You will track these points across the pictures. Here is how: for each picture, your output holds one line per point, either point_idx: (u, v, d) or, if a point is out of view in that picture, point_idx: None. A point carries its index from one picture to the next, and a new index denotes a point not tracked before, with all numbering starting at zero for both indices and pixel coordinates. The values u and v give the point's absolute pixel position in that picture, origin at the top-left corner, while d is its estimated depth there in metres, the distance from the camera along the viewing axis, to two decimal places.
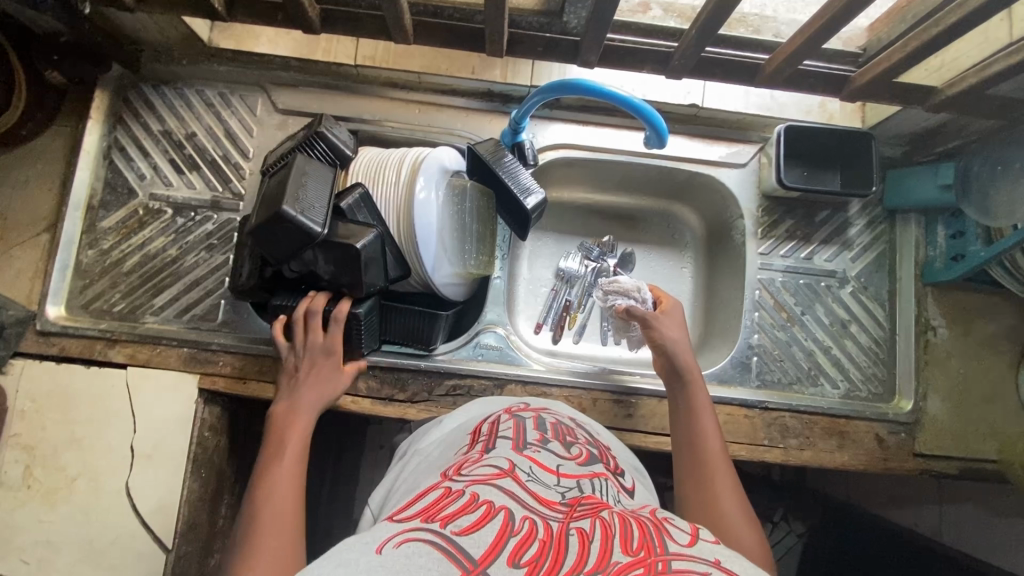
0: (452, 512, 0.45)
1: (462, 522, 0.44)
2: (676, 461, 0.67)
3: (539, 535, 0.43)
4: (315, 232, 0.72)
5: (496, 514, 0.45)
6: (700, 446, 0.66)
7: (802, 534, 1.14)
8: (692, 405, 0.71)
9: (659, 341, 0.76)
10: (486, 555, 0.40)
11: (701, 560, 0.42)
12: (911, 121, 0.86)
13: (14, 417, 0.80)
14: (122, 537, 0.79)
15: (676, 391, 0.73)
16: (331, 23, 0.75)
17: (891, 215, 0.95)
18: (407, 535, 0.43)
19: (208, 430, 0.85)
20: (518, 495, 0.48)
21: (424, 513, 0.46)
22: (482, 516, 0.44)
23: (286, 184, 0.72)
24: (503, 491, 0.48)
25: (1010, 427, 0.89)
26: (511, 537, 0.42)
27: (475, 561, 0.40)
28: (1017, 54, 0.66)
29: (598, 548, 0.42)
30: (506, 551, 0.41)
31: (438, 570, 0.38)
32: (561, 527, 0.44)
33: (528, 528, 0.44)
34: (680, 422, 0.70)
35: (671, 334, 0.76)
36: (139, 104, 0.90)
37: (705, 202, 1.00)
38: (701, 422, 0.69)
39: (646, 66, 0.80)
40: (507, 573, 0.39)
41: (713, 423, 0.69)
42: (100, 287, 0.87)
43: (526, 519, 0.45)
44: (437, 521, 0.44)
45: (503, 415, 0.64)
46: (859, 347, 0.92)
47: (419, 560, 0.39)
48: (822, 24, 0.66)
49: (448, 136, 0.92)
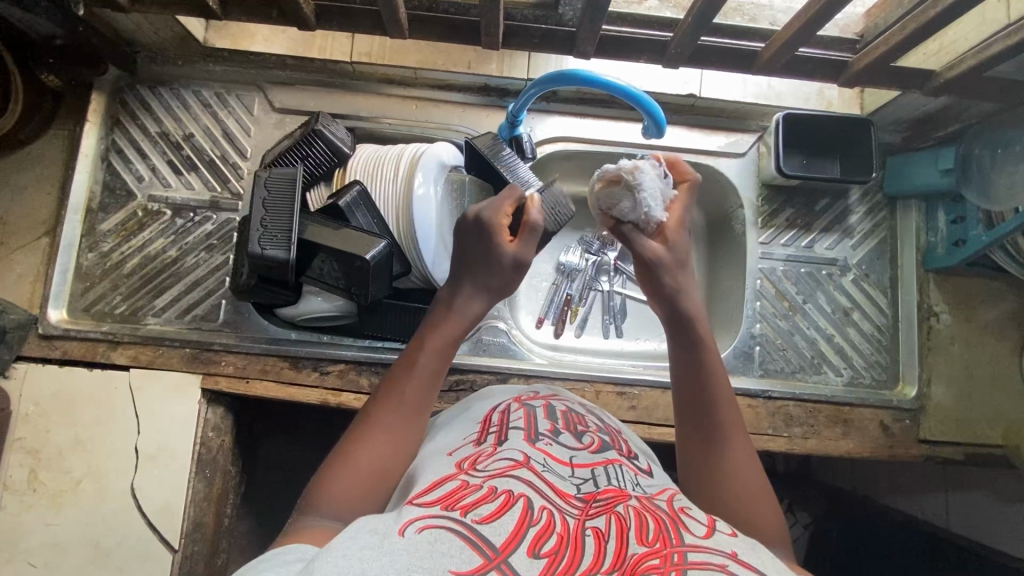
0: (471, 501, 0.45)
1: (482, 511, 0.44)
2: (681, 433, 0.60)
3: (558, 528, 0.43)
4: (285, 259, 0.75)
5: (515, 503, 0.45)
6: (712, 421, 0.58)
7: (808, 524, 1.15)
8: (705, 364, 0.60)
9: (673, 293, 0.62)
10: (507, 543, 0.41)
11: (717, 552, 0.42)
12: (912, 106, 0.85)
13: (18, 420, 0.80)
14: (129, 539, 0.79)
15: (685, 355, 0.61)
16: (326, 19, 0.75)
17: (892, 203, 0.95)
18: (427, 521, 0.42)
19: (212, 430, 0.85)
20: (536, 485, 0.48)
21: (444, 499, 0.46)
22: (501, 505, 0.45)
23: (251, 223, 0.77)
24: (521, 481, 0.48)
25: (1015, 412, 0.88)
26: (531, 527, 0.43)
27: (497, 549, 0.40)
28: (1015, 35, 0.66)
29: (615, 545, 0.41)
30: (526, 541, 0.41)
31: (461, 557, 0.39)
32: (578, 525, 0.44)
33: (547, 519, 0.44)
34: (684, 388, 0.60)
35: (682, 276, 0.64)
36: (135, 106, 0.90)
37: (705, 192, 0.99)
38: (712, 388, 0.59)
39: (643, 56, 0.80)
40: (528, 563, 0.39)
41: (729, 388, 0.60)
42: (101, 289, 0.87)
43: (544, 510, 0.45)
44: (458, 509, 0.44)
45: (514, 405, 0.64)
46: (861, 334, 0.92)
47: (441, 547, 0.39)
48: (816, 10, 0.66)
49: (446, 131, 0.92)
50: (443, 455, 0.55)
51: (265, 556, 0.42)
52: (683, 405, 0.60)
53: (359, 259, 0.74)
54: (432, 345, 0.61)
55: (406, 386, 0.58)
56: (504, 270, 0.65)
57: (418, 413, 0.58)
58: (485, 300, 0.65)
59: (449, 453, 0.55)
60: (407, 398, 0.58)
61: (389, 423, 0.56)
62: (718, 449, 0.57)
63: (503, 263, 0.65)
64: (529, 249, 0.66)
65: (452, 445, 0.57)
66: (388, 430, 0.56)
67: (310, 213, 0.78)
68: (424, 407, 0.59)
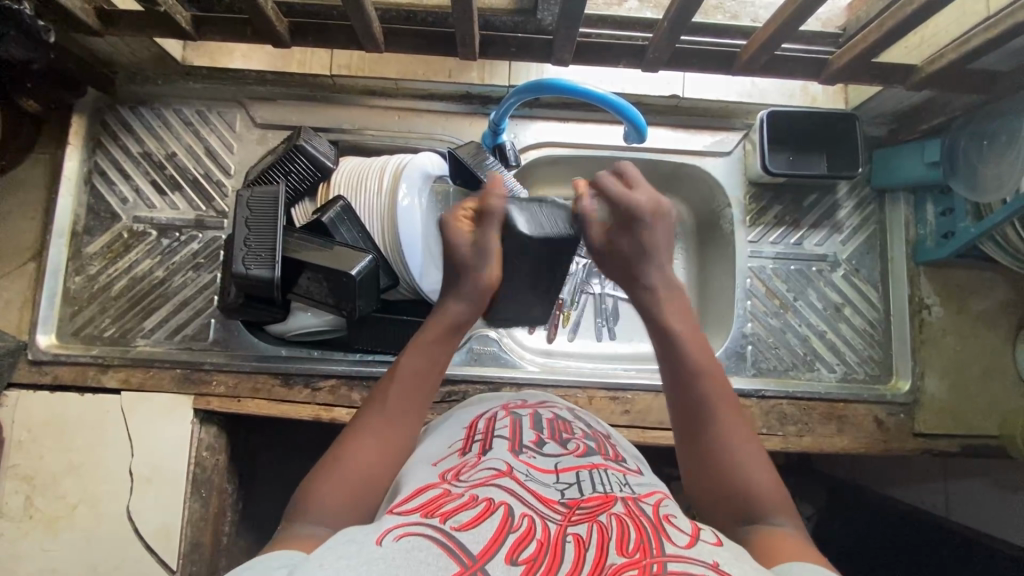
0: (451, 509, 0.45)
1: (462, 518, 0.44)
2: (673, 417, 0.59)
3: (538, 535, 0.43)
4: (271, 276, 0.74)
5: (496, 510, 0.45)
6: (702, 401, 0.58)
7: (811, 516, 1.11)
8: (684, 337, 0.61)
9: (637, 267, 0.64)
10: (485, 551, 0.41)
11: (698, 561, 0.42)
12: (895, 100, 0.85)
13: (11, 447, 0.80)
14: (126, 561, 0.79)
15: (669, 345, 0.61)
16: (302, 36, 0.74)
17: (880, 196, 0.94)
18: (406, 529, 0.43)
19: (206, 449, 0.85)
20: (519, 493, 0.48)
21: (425, 507, 0.46)
22: (482, 511, 0.45)
23: (234, 243, 0.76)
24: (503, 490, 0.48)
25: (1009, 402, 0.88)
26: (510, 535, 0.43)
27: (474, 557, 0.40)
28: (997, 27, 0.65)
29: (594, 553, 0.41)
30: (505, 548, 0.41)
31: (437, 565, 0.39)
32: (558, 532, 0.44)
33: (527, 526, 0.44)
34: (665, 362, 0.61)
35: (650, 247, 0.64)
36: (117, 127, 0.90)
37: (693, 191, 0.98)
38: (691, 355, 0.60)
39: (622, 60, 0.79)
40: (505, 569, 0.39)
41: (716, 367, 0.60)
42: (89, 313, 0.87)
43: (525, 517, 0.45)
44: (437, 516, 0.44)
45: (501, 412, 0.64)
46: (853, 330, 0.92)
47: (419, 555, 0.39)
48: (793, 10, 0.65)
49: (430, 141, 0.92)
50: (428, 464, 0.55)
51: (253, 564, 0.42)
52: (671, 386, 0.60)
53: (345, 275, 0.74)
54: (420, 355, 0.61)
55: (391, 393, 0.59)
56: (464, 260, 0.63)
57: (405, 424, 0.58)
58: (464, 304, 0.64)
59: (435, 462, 0.55)
60: (395, 411, 0.58)
61: (378, 427, 0.57)
62: (711, 421, 0.57)
63: (466, 286, 0.64)
64: (485, 235, 0.63)
65: (437, 453, 0.57)
66: (374, 440, 0.56)
67: (293, 230, 0.78)
68: (409, 420, 0.58)
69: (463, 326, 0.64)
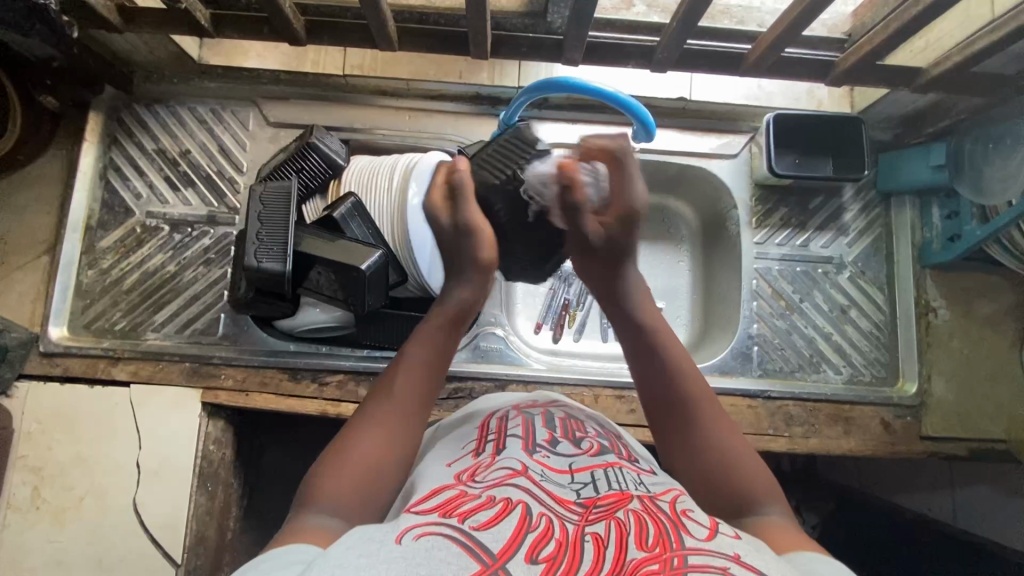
0: (468, 509, 0.46)
1: (480, 517, 0.44)
2: (657, 429, 0.59)
3: (557, 534, 0.43)
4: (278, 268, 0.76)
5: (514, 509, 0.45)
6: (680, 411, 0.58)
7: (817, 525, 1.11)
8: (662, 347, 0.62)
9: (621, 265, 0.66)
10: (505, 550, 0.41)
11: (719, 554, 0.41)
12: (900, 104, 0.86)
13: (21, 438, 0.81)
14: (131, 553, 0.79)
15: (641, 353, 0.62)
16: (317, 35, 0.76)
17: (886, 200, 0.95)
18: (427, 528, 0.43)
19: (213, 443, 0.85)
20: (536, 493, 0.48)
21: (441, 508, 0.46)
22: (500, 511, 0.45)
23: (247, 237, 0.78)
24: (519, 489, 0.48)
25: (1017, 405, 0.88)
26: (529, 533, 0.43)
27: (494, 556, 0.40)
28: (1000, 30, 0.66)
29: (614, 550, 0.41)
30: (524, 547, 0.41)
31: (458, 564, 0.39)
32: (577, 531, 0.44)
33: (545, 525, 0.44)
34: (643, 377, 0.61)
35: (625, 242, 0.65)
36: (132, 124, 0.91)
37: (698, 194, 0.99)
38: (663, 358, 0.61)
39: (631, 61, 0.80)
40: (526, 568, 0.39)
41: (695, 376, 0.60)
42: (101, 306, 0.88)
43: (542, 516, 0.45)
44: (455, 516, 0.44)
45: (512, 412, 0.64)
46: (859, 332, 0.92)
47: (439, 554, 0.39)
48: (798, 13, 0.66)
49: (440, 141, 0.93)
50: (443, 465, 0.55)
51: (266, 559, 0.42)
52: (648, 397, 0.60)
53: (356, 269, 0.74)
54: (423, 351, 0.61)
55: (393, 387, 0.58)
56: (452, 239, 0.67)
57: (410, 417, 0.57)
58: (469, 288, 0.66)
59: (448, 464, 0.55)
60: (401, 404, 0.57)
61: (381, 419, 0.56)
62: (693, 432, 0.56)
63: (469, 270, 0.66)
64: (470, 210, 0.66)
65: (451, 455, 0.57)
66: (379, 432, 0.55)
67: (305, 225, 0.79)
68: (413, 413, 0.57)
69: (467, 313, 0.65)
